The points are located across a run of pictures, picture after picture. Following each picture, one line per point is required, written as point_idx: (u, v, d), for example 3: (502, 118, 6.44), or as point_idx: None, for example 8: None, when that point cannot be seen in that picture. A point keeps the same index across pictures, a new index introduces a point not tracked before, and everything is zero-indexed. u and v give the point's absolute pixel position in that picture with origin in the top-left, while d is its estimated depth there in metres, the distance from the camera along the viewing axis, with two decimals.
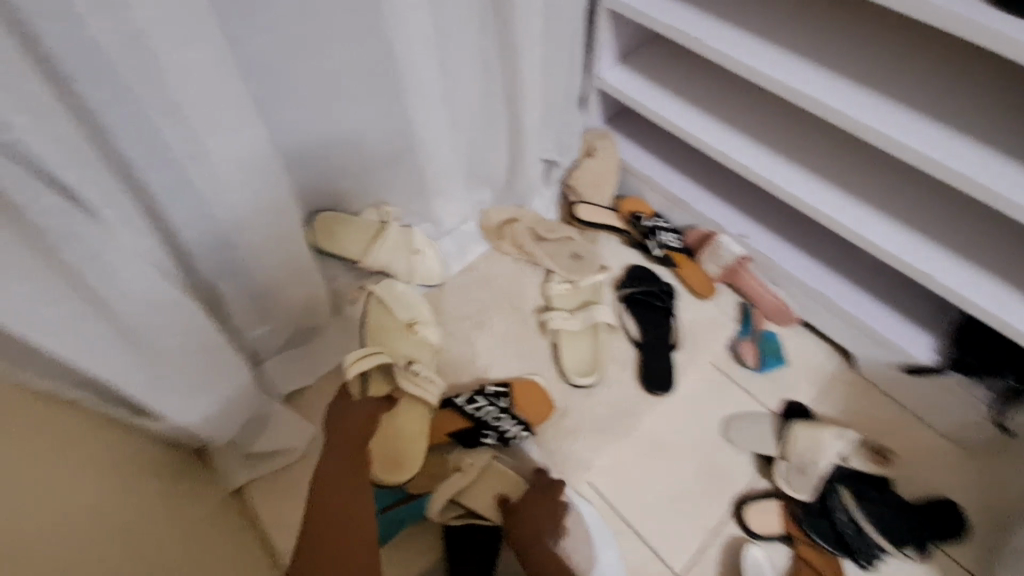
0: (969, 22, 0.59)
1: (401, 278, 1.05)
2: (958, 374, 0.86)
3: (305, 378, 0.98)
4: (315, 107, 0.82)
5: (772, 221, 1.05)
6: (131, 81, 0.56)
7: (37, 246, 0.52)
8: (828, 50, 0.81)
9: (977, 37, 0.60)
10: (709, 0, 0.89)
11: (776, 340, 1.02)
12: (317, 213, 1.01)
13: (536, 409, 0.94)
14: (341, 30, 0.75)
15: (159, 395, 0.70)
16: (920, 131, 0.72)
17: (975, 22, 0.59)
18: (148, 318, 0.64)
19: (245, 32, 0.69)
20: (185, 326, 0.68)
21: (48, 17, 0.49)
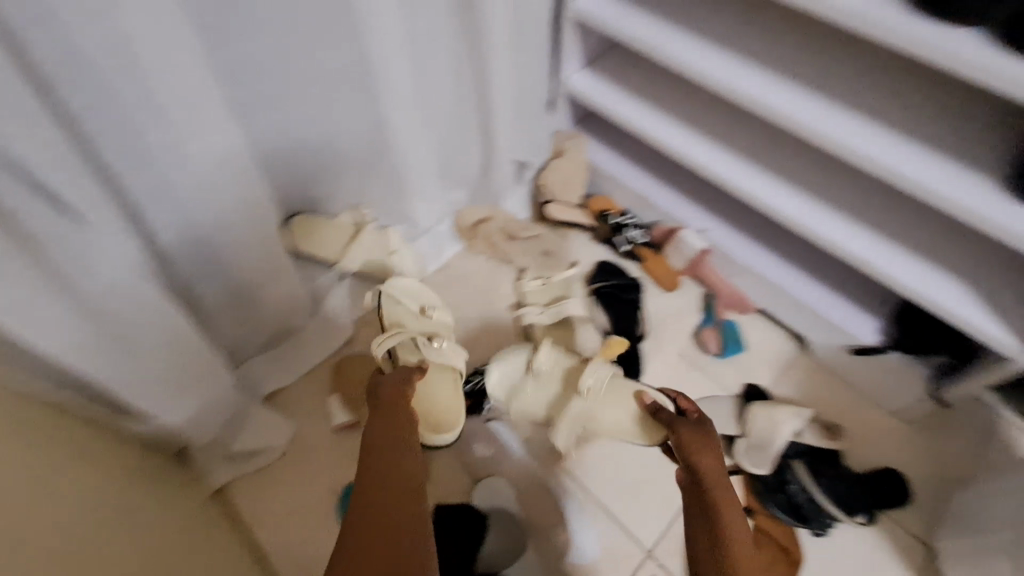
0: (906, 32, 0.66)
1: (377, 278, 1.08)
2: (899, 354, 0.94)
3: (284, 378, 1.00)
4: (292, 111, 0.84)
5: (731, 215, 1.11)
6: (113, 87, 0.58)
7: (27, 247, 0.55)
8: (776, 56, 0.88)
9: (913, 46, 0.66)
10: (670, 8, 0.95)
11: (737, 329, 1.09)
12: None
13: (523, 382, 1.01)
14: (320, 36, 0.78)
15: (147, 389, 0.72)
16: (858, 132, 0.79)
17: (912, 32, 0.65)
18: (133, 315, 0.66)
19: (223, 37, 0.70)
20: (168, 322, 0.70)
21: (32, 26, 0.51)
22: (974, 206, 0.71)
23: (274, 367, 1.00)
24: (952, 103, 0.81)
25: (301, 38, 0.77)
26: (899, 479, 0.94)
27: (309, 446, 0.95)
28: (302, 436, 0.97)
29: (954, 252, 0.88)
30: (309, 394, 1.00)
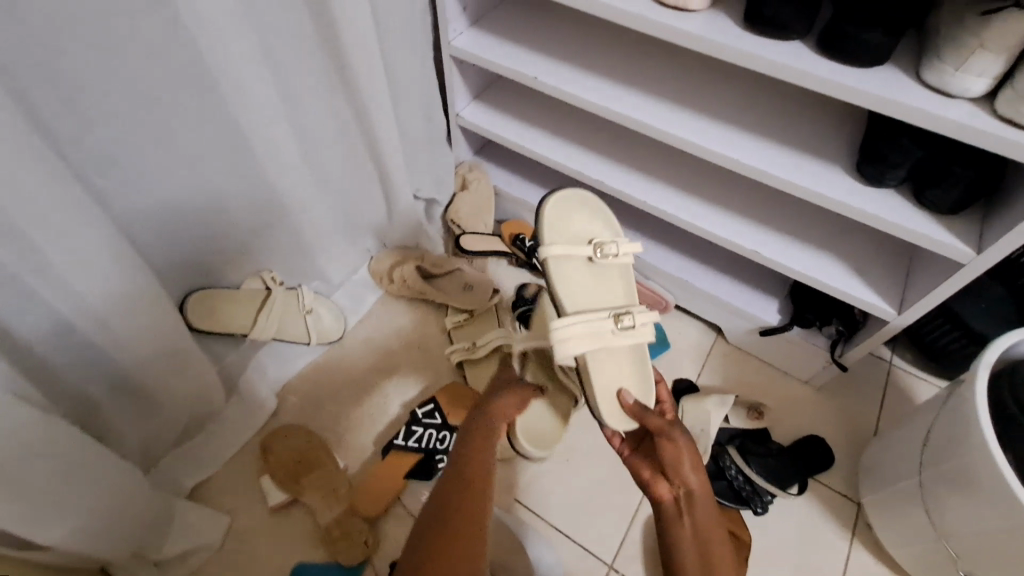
0: (741, 50, 0.72)
1: (296, 340, 1.04)
2: (799, 328, 1.02)
3: (208, 466, 0.94)
4: (167, 189, 0.80)
5: (634, 222, 1.17)
6: None
7: None
8: (642, 76, 0.93)
9: (752, 62, 0.72)
10: (539, 41, 0.99)
11: (658, 328, 1.14)
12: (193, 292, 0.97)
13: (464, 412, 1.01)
14: (185, 110, 0.75)
15: (45, 516, 0.65)
16: (723, 138, 0.85)
17: (746, 49, 0.72)
18: (5, 440, 0.60)
19: (73, 127, 0.66)
20: (51, 440, 0.64)
21: None
22: (830, 192, 0.78)
23: (195, 458, 0.94)
24: (798, 100, 0.90)
25: (162, 116, 0.73)
26: (822, 444, 1.01)
27: (246, 534, 0.90)
28: (236, 525, 0.91)
29: (827, 230, 0.97)
30: (238, 478, 0.95)
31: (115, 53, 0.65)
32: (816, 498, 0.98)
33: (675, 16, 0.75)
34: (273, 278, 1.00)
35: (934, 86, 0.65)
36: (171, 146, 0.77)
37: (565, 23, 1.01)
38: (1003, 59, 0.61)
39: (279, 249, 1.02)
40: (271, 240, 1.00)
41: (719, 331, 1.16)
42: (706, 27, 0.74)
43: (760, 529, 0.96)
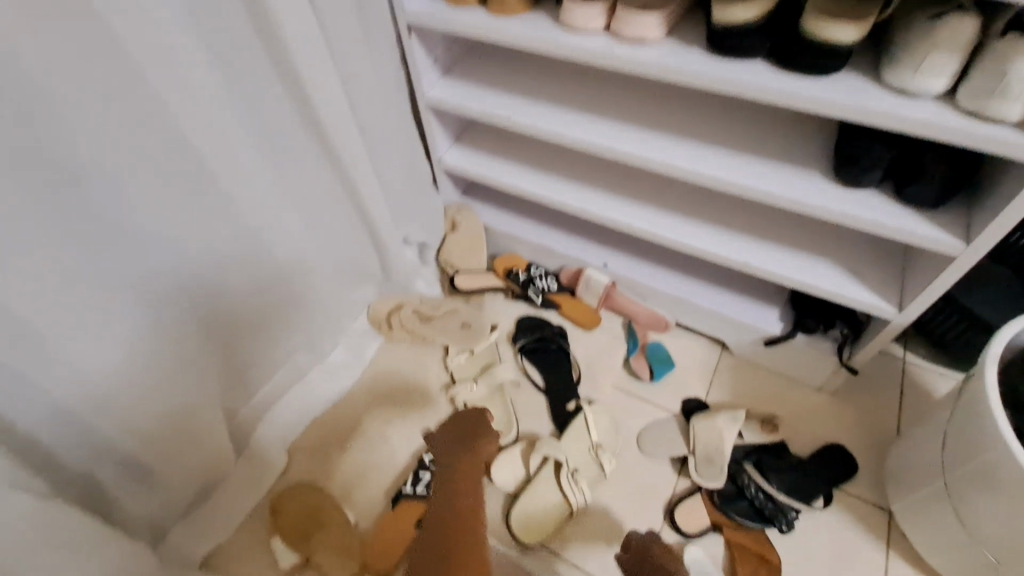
0: (715, 76, 0.72)
1: (439, 334, 1.14)
2: (803, 335, 1.00)
3: (220, 532, 0.91)
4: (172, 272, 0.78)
5: (624, 246, 1.17)
6: None
7: None
8: (617, 105, 0.95)
9: (726, 85, 0.72)
10: (511, 83, 1.01)
11: (662, 349, 1.13)
12: (247, 353, 0.95)
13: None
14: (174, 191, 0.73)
15: None
16: (706, 157, 0.85)
17: (718, 75, 0.72)
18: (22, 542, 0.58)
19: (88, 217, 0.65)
20: (77, 530, 0.64)
21: None
22: (833, 205, 0.77)
23: (201, 524, 0.90)
24: (770, 116, 0.90)
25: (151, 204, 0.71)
26: (845, 453, 0.97)
27: None
28: None
29: (818, 236, 0.95)
30: (251, 543, 0.92)
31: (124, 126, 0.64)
32: (841, 510, 0.94)
33: (636, 51, 0.77)
34: (393, 246, 1.10)
35: (897, 88, 0.66)
36: (207, 241, 0.81)
37: (534, 67, 1.03)
38: (957, 59, 0.61)
39: (281, 318, 0.98)
40: (271, 317, 0.97)
41: (724, 346, 1.14)
42: (668, 56, 0.76)
43: (791, 552, 0.90)
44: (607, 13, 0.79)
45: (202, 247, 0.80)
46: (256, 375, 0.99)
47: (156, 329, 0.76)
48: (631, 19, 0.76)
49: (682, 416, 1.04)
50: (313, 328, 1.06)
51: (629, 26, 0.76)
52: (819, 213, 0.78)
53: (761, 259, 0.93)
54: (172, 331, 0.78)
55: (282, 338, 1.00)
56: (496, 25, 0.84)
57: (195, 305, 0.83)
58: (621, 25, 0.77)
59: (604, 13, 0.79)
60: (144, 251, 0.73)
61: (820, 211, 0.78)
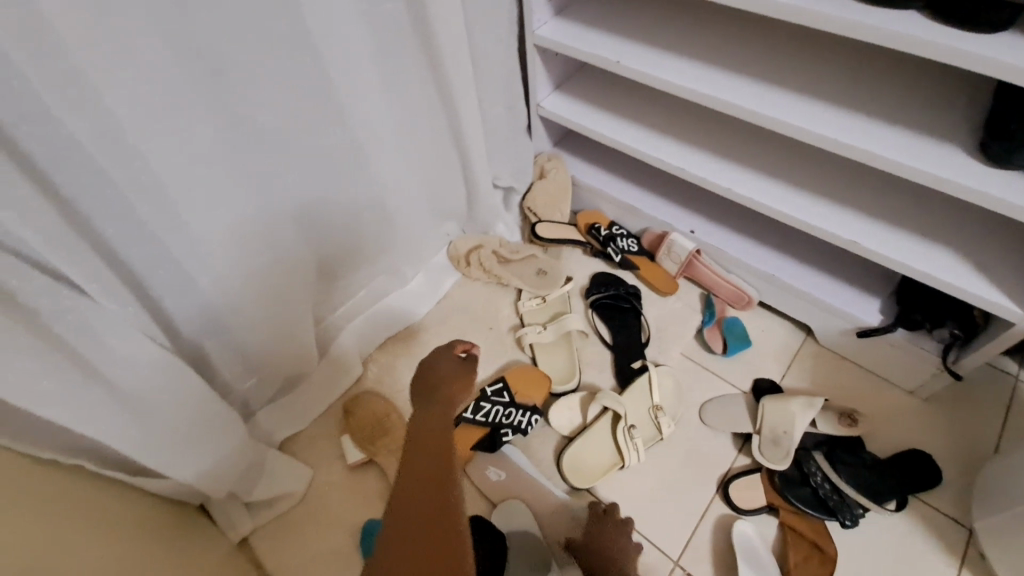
0: (861, 25, 0.66)
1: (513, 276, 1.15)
2: (904, 331, 0.93)
3: (298, 421, 1.01)
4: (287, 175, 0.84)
5: (717, 214, 1.12)
6: (123, 180, 0.63)
7: (51, 342, 0.58)
8: (737, 59, 0.89)
9: (872, 36, 0.66)
10: (625, 27, 0.98)
11: (740, 325, 1.09)
12: (338, 263, 1.02)
13: (533, 389, 0.99)
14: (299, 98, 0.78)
15: (168, 448, 0.72)
16: (830, 120, 0.79)
17: (865, 23, 0.66)
18: (148, 386, 0.67)
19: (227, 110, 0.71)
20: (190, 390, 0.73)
21: (64, 161, 0.58)
22: (974, 182, 0.70)
23: (285, 411, 1.00)
24: (911, 84, 0.82)
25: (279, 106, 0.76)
26: (930, 460, 0.90)
27: (326, 489, 0.94)
28: (318, 478, 0.96)
29: (941, 225, 0.86)
30: (323, 436, 1.00)
31: (266, 26, 0.68)
32: (915, 517, 0.88)
33: None
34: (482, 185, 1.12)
35: None
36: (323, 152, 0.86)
37: (651, 13, 0.99)
38: None
39: (373, 237, 1.04)
40: (363, 235, 1.02)
41: (809, 333, 1.08)
42: (810, 0, 0.70)
43: (849, 548, 0.86)
44: None
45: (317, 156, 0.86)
46: (344, 287, 1.06)
47: (269, 226, 0.84)
48: None
49: (751, 395, 1.00)
50: (398, 253, 1.11)
51: None
52: (955, 191, 0.71)
53: (872, 240, 0.86)
54: (282, 229, 0.86)
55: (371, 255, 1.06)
56: None
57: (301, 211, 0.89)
58: None
59: None
60: (268, 151, 0.79)
61: (956, 190, 0.71)
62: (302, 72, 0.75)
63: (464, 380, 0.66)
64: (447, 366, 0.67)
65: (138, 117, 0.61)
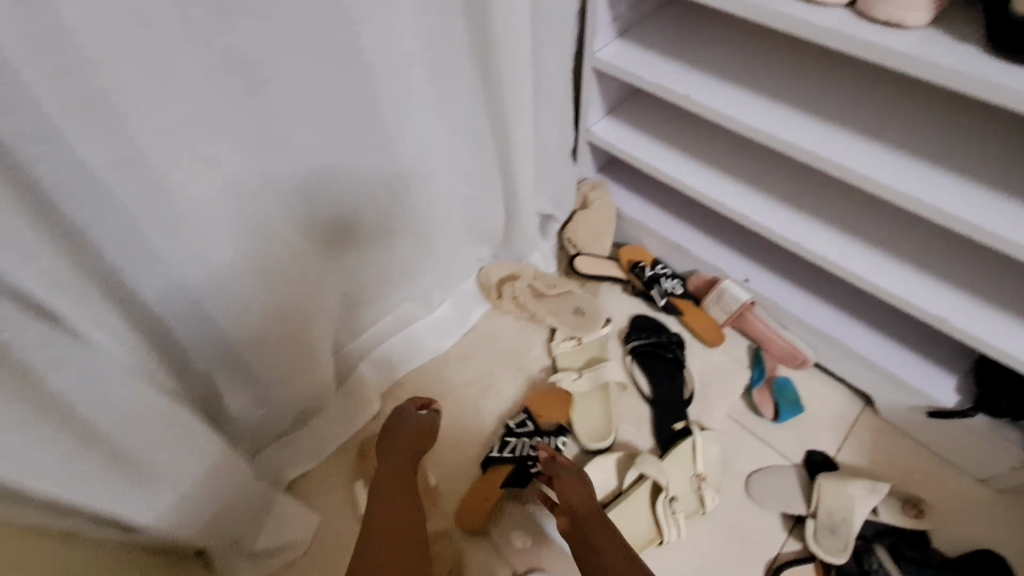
0: (989, 83, 0.57)
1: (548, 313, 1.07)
2: (984, 416, 0.83)
3: (308, 459, 0.93)
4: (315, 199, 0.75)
5: (774, 263, 1.03)
6: (133, 205, 0.55)
7: (29, 393, 0.50)
8: (821, 102, 0.79)
9: (1002, 97, 0.57)
10: (694, 55, 0.88)
11: (791, 388, 1.00)
12: (363, 290, 0.94)
13: (552, 415, 0.96)
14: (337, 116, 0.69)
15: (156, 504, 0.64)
16: (928, 181, 0.69)
17: (993, 81, 0.56)
18: (141, 438, 0.59)
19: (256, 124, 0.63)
20: (190, 438, 0.64)
21: (65, 183, 0.50)
22: None
23: (296, 448, 0.93)
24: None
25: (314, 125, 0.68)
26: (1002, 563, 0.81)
27: (334, 538, 0.87)
28: (327, 525, 0.89)
29: None
30: (334, 477, 0.93)
31: (306, 36, 0.60)
32: None
33: (886, 36, 0.62)
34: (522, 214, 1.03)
35: None
36: (358, 176, 0.78)
37: (725, 41, 0.89)
38: None
39: (402, 266, 0.96)
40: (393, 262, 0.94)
41: (868, 401, 0.98)
42: (929, 50, 0.60)
43: None
44: None
45: (352, 181, 0.78)
46: (367, 314, 0.98)
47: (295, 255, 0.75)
48: None
49: (803, 470, 0.91)
50: (426, 281, 1.03)
51: (885, 4, 0.61)
52: None
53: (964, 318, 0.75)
54: (309, 258, 0.78)
55: (399, 283, 0.98)
56: None
57: (325, 237, 0.81)
58: (874, 2, 0.62)
59: None
60: (300, 176, 0.71)
61: None
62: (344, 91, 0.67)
63: (427, 427, 0.84)
64: (412, 419, 0.84)
65: (160, 142, 0.53)
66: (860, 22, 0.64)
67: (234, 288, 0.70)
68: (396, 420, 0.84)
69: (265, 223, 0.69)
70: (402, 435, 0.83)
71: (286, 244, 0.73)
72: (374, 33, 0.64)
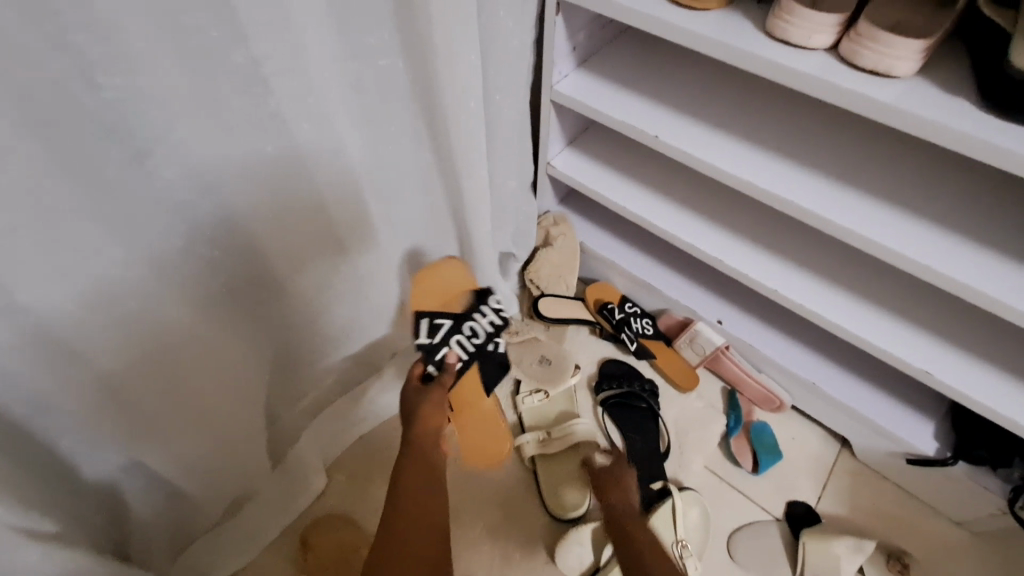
0: (987, 142, 0.52)
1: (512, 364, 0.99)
2: (964, 465, 0.81)
3: (242, 553, 0.82)
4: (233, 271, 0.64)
5: (748, 302, 0.97)
6: None
7: None
8: (796, 143, 0.74)
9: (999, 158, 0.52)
10: (661, 89, 0.81)
11: (769, 433, 0.95)
12: (302, 358, 0.81)
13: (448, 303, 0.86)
14: (250, 179, 0.58)
15: None
16: (910, 233, 0.65)
17: (993, 141, 0.51)
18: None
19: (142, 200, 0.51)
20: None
21: None
22: None
23: (225, 542, 0.81)
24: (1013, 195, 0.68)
25: (221, 192, 0.56)
26: None
27: None
28: None
29: None
30: None
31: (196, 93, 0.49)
32: None
33: (871, 85, 0.56)
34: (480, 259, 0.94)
35: None
36: (283, 241, 0.66)
37: (692, 74, 0.83)
38: None
39: (347, 328, 0.84)
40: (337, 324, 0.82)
41: (845, 444, 0.95)
42: (921, 102, 0.55)
43: None
44: (841, 25, 0.59)
45: (277, 247, 0.66)
46: (308, 382, 0.86)
47: (209, 339, 0.63)
48: (879, 42, 0.55)
49: (785, 525, 0.87)
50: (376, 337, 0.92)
51: (870, 51, 0.56)
52: None
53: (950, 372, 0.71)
54: (225, 339, 0.66)
55: (342, 346, 0.86)
56: (675, 17, 0.65)
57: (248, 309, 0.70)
58: (857, 48, 0.57)
59: (839, 24, 0.58)
60: (210, 250, 0.59)
61: None
62: (258, 150, 0.56)
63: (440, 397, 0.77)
64: (427, 397, 0.77)
65: None
66: (844, 70, 0.58)
67: (126, 388, 0.57)
68: (418, 397, 0.77)
69: (160, 310, 0.57)
70: (432, 414, 0.75)
71: (194, 328, 0.61)
72: (292, 87, 0.54)
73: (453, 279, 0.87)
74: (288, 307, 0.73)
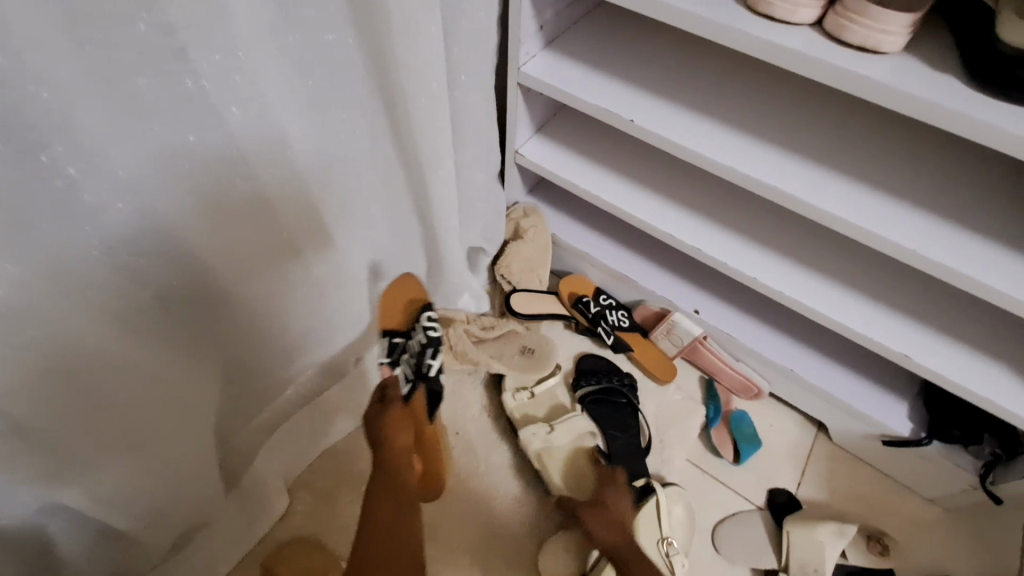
0: (983, 121, 0.50)
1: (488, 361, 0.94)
2: (939, 444, 0.81)
3: None
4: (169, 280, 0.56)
5: (724, 290, 0.95)
6: None
7: None
8: (772, 126, 0.71)
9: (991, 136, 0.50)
10: (634, 70, 0.77)
11: (748, 422, 0.94)
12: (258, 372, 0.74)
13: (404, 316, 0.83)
14: (177, 176, 0.50)
15: None
16: (890, 217, 0.63)
17: (990, 119, 0.49)
18: None
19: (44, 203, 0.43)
20: None
21: None
22: None
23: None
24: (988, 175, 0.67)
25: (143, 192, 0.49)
26: None
27: None
28: None
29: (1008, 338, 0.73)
30: None
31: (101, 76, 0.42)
32: None
33: (857, 61, 0.54)
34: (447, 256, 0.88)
35: None
36: (230, 245, 0.59)
37: (666, 54, 0.79)
38: None
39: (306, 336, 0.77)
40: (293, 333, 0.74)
41: (821, 428, 0.95)
42: (912, 79, 0.53)
43: None
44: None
45: (222, 251, 0.59)
46: (264, 397, 0.78)
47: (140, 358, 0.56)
48: (868, 15, 0.53)
49: (768, 515, 0.86)
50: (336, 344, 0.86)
51: (859, 25, 0.53)
52: None
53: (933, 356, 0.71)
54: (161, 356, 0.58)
55: (301, 358, 0.78)
56: None
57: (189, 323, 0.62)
58: (846, 23, 0.54)
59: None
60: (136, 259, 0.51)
61: None
62: (184, 142, 0.49)
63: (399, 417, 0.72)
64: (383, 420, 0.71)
65: None
66: (833, 47, 0.55)
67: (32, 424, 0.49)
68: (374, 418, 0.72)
69: (71, 328, 0.48)
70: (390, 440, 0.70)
71: (119, 349, 0.53)
72: (228, 61, 0.48)
73: (405, 294, 0.85)
74: (233, 314, 0.65)
